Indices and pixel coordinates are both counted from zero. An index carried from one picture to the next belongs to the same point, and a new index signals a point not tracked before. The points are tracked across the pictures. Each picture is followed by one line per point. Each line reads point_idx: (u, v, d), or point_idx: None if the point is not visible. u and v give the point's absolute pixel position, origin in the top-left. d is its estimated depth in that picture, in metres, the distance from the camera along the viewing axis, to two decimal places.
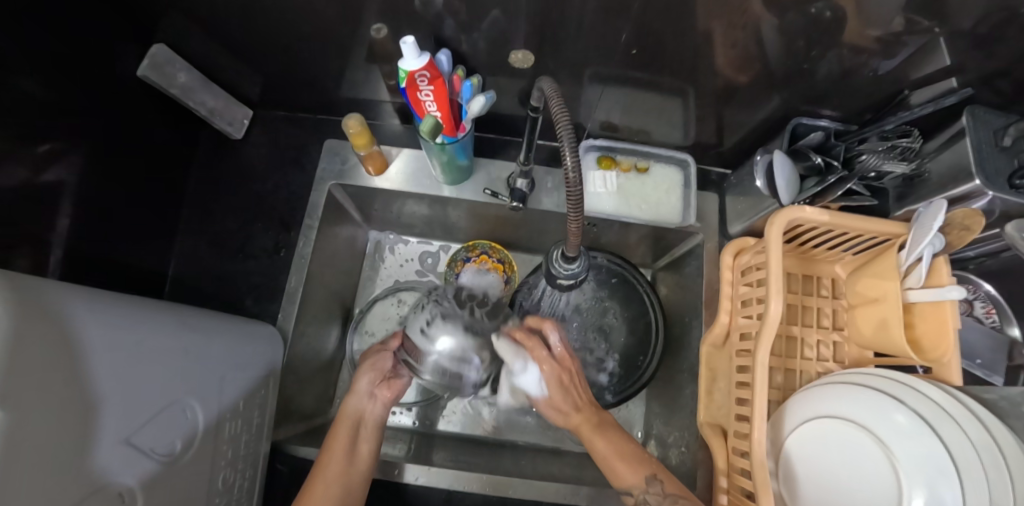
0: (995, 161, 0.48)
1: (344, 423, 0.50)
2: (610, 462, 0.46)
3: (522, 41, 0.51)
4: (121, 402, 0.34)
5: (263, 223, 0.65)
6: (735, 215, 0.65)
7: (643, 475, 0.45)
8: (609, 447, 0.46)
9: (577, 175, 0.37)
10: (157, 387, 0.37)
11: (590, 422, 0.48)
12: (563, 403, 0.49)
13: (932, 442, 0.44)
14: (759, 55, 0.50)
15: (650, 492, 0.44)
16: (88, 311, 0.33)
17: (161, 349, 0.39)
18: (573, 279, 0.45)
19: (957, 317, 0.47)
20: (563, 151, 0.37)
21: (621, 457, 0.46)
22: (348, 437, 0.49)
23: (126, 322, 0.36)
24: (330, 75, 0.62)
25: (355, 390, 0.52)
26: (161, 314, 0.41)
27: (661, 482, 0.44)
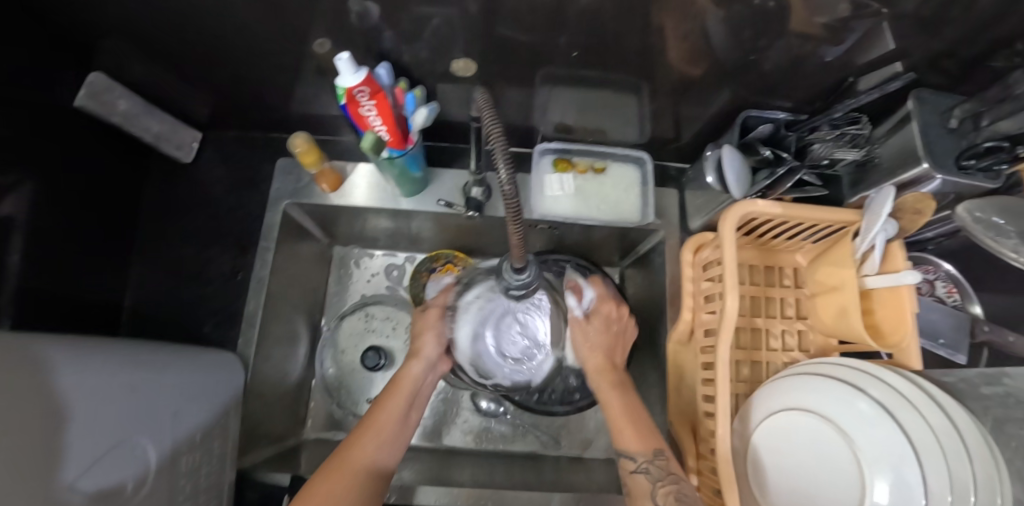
0: (943, 143, 0.49)
1: (402, 385, 0.54)
2: (619, 420, 0.51)
3: (463, 51, 0.51)
4: (86, 437, 0.34)
5: (219, 247, 0.64)
6: (695, 210, 0.65)
7: (651, 448, 0.48)
8: (622, 405, 0.52)
9: (513, 187, 0.35)
10: (101, 429, 0.36)
11: (610, 377, 0.55)
12: (598, 353, 0.57)
13: (890, 429, 0.44)
14: (708, 48, 0.49)
15: (653, 463, 0.47)
16: (71, 361, 0.36)
17: (99, 391, 0.37)
18: (525, 289, 0.44)
19: (914, 300, 0.47)
20: (497, 162, 0.34)
21: (634, 420, 0.50)
22: (404, 398, 0.53)
23: (104, 371, 0.39)
24: (277, 93, 0.61)
25: (419, 351, 0.56)
26: (140, 362, 0.43)
27: (655, 467, 0.47)
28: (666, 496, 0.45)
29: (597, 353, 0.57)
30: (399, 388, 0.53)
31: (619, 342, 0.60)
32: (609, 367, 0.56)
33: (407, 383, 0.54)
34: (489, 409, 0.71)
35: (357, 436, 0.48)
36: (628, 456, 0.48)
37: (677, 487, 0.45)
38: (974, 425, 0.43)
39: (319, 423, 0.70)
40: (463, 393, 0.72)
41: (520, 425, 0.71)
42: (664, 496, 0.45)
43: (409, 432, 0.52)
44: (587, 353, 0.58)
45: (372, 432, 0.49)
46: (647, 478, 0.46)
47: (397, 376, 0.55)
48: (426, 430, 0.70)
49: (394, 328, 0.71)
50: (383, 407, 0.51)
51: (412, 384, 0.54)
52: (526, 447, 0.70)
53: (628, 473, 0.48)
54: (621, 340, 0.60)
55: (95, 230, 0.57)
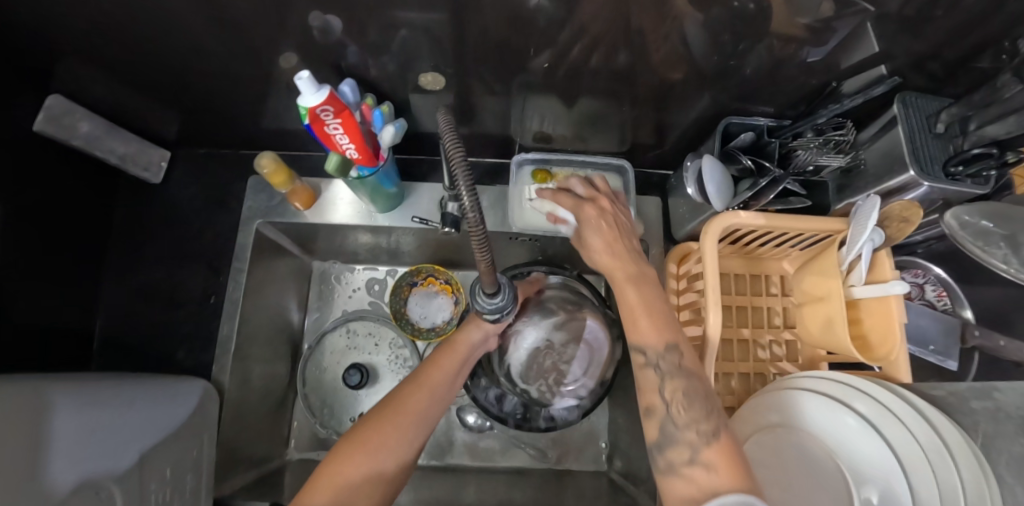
0: (931, 148, 0.47)
1: (458, 349, 0.53)
2: (633, 310, 0.43)
3: (431, 63, 0.50)
4: (71, 461, 0.38)
5: (191, 269, 0.62)
6: (679, 219, 0.63)
7: (666, 341, 0.40)
8: (639, 300, 0.43)
9: (478, 216, 0.31)
10: (81, 454, 0.39)
11: (620, 263, 0.45)
12: (603, 250, 0.46)
13: (876, 445, 0.43)
14: (686, 53, 0.47)
15: (664, 358, 0.40)
16: (77, 401, 0.43)
17: (83, 426, 0.41)
18: (498, 313, 0.42)
19: (902, 311, 0.46)
20: (459, 189, 0.30)
21: (652, 314, 0.42)
22: (457, 361, 0.52)
23: (106, 405, 0.44)
24: (245, 109, 0.59)
25: (479, 319, 0.55)
26: (145, 395, 0.48)
27: (666, 362, 0.40)
28: (674, 394, 0.39)
29: (602, 251, 0.47)
30: (455, 349, 0.53)
31: (621, 230, 0.48)
32: (621, 257, 0.46)
33: (459, 348, 0.53)
34: (476, 424, 0.70)
35: (408, 389, 0.48)
36: (638, 351, 0.41)
37: (688, 383, 0.39)
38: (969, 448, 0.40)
39: (304, 443, 0.69)
40: (451, 408, 0.71)
41: (509, 437, 0.70)
42: (671, 392, 0.39)
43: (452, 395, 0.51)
44: (592, 253, 0.48)
45: (426, 388, 0.48)
46: (655, 374, 0.40)
47: (454, 339, 0.54)
48: (431, 449, 0.69)
49: (376, 344, 0.70)
50: (437, 366, 0.51)
51: (468, 351, 0.54)
52: (515, 460, 0.70)
53: (637, 368, 0.41)
54: (625, 229, 0.48)
55: (60, 258, 0.55)
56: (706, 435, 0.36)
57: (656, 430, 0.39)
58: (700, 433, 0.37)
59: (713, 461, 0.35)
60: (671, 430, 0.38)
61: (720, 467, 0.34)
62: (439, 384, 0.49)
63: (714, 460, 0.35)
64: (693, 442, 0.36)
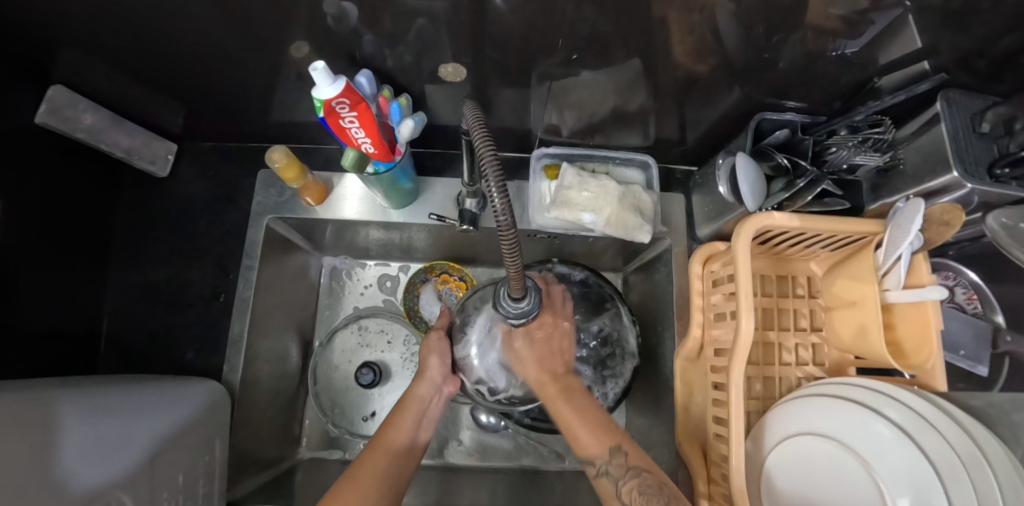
0: (974, 149, 0.45)
1: (409, 406, 0.47)
2: (572, 428, 0.43)
3: (451, 53, 0.47)
4: (75, 468, 0.35)
5: (199, 267, 0.61)
6: (703, 218, 0.61)
7: (608, 445, 0.42)
8: (573, 415, 0.43)
9: (510, 216, 0.28)
10: (93, 461, 0.36)
11: (556, 383, 0.45)
12: (531, 366, 0.45)
13: (912, 455, 0.41)
14: (717, 46, 0.45)
15: (612, 463, 0.41)
16: (76, 404, 0.39)
17: (86, 431, 0.38)
18: (524, 318, 0.40)
19: (939, 318, 0.45)
20: (488, 189, 0.27)
21: (587, 424, 0.43)
22: (416, 415, 0.47)
23: (106, 413, 0.41)
24: (252, 100, 0.56)
25: (424, 371, 0.49)
26: (143, 401, 0.45)
27: (614, 466, 0.41)
28: (631, 494, 0.39)
29: (531, 366, 0.46)
30: (407, 408, 0.47)
31: (553, 346, 0.47)
32: (546, 373, 0.45)
33: (417, 403, 0.48)
34: (489, 423, 0.68)
35: (368, 456, 0.43)
36: (587, 461, 0.43)
37: (641, 479, 0.39)
38: (1011, 465, 0.40)
39: (315, 442, 0.67)
40: (463, 408, 0.70)
41: (522, 436, 0.68)
42: (627, 493, 0.39)
43: (416, 456, 0.46)
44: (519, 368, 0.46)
45: (383, 455, 0.43)
46: (608, 482, 0.41)
47: (403, 397, 0.48)
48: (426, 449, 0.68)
49: (389, 342, 0.68)
50: (396, 421, 0.46)
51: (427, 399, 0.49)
52: (529, 460, 0.68)
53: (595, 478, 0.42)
54: (553, 342, 0.47)
55: (63, 257, 0.53)
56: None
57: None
58: None
59: None
60: None
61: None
62: (402, 449, 0.45)
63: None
64: None
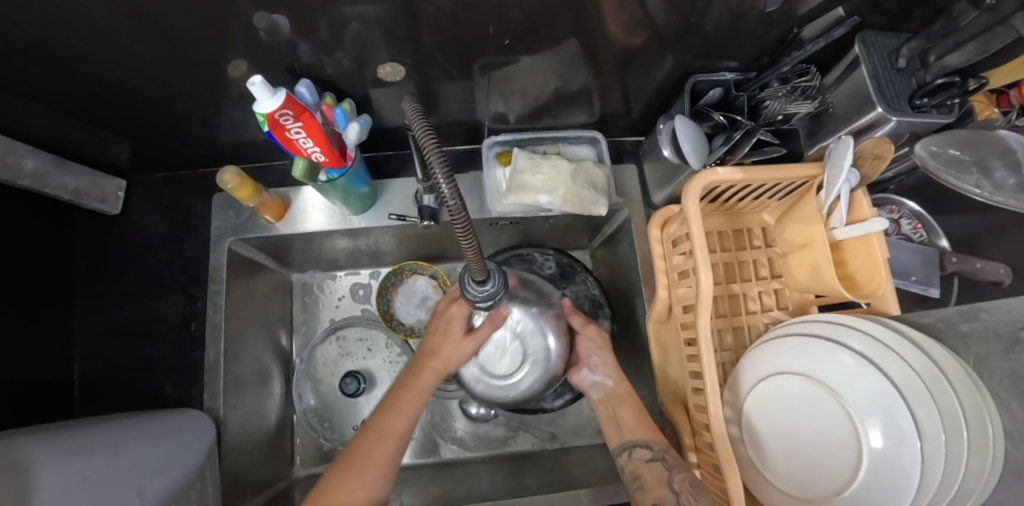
0: (895, 84, 0.48)
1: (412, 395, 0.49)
2: (627, 424, 0.51)
3: (388, 54, 0.47)
4: (60, 499, 0.35)
5: (166, 298, 0.60)
6: (656, 184, 0.63)
7: (661, 441, 0.49)
8: (633, 414, 0.51)
9: (461, 206, 0.28)
10: (77, 495, 0.36)
11: (629, 393, 0.54)
12: (610, 368, 0.55)
13: (877, 379, 0.44)
14: (647, 19, 0.46)
15: (667, 452, 0.47)
16: (47, 447, 0.39)
17: (65, 469, 0.37)
18: (490, 301, 0.41)
19: (884, 247, 0.47)
20: (435, 179, 0.27)
21: (643, 420, 0.51)
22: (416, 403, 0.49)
23: (84, 454, 0.40)
24: (196, 125, 0.56)
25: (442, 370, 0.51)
26: (119, 440, 0.44)
27: (671, 455, 0.47)
28: (681, 484, 0.43)
29: (606, 366, 0.55)
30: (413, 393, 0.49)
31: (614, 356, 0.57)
32: (621, 382, 0.54)
33: (416, 395, 0.49)
34: (479, 414, 0.69)
35: (367, 439, 0.45)
36: (647, 445, 0.48)
37: (691, 474, 0.44)
38: (964, 371, 0.42)
39: (309, 458, 0.67)
40: (452, 401, 0.70)
41: (513, 421, 0.69)
42: (679, 481, 0.43)
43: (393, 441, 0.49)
44: (598, 367, 0.56)
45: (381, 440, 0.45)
46: (663, 466, 0.46)
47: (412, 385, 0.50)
48: (423, 447, 0.68)
49: (370, 348, 0.68)
50: (397, 413, 0.47)
51: (426, 390, 0.50)
52: (520, 446, 0.69)
53: (643, 463, 0.47)
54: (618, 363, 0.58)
55: (28, 305, 0.53)
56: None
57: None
58: None
59: None
60: None
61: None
62: (403, 433, 0.47)
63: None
64: None
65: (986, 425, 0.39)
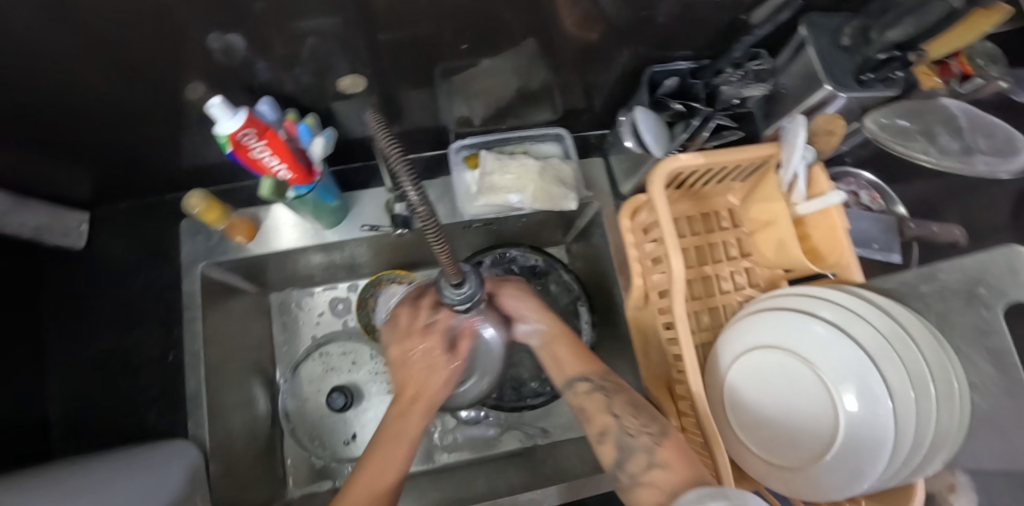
0: (841, 61, 0.50)
1: (400, 442, 0.44)
2: (563, 360, 0.52)
3: (348, 65, 0.47)
4: None
5: (142, 329, 0.59)
6: (623, 174, 0.64)
7: (597, 369, 0.50)
8: (567, 351, 0.52)
9: (429, 211, 0.29)
10: None
11: (563, 337, 0.53)
12: (538, 310, 0.54)
13: (851, 347, 0.46)
14: (602, 15, 0.46)
15: (607, 380, 0.49)
16: (26, 495, 0.38)
17: None
18: (469, 302, 0.42)
19: (843, 218, 0.49)
20: (404, 189, 0.28)
21: (577, 355, 0.51)
22: (407, 449, 0.45)
23: (66, 496, 0.39)
24: (156, 151, 0.55)
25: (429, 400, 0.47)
26: (102, 479, 0.43)
27: (610, 383, 0.49)
28: (622, 407, 0.46)
29: (534, 310, 0.54)
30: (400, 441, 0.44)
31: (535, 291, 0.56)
32: (552, 322, 0.54)
33: (406, 440, 0.45)
34: (470, 417, 0.69)
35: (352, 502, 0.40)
36: (583, 378, 0.49)
37: (630, 395, 0.47)
38: (931, 336, 0.45)
39: (303, 477, 0.67)
40: None
41: (504, 420, 0.70)
42: (620, 403, 0.47)
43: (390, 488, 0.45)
44: (528, 314, 0.54)
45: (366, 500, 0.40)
46: (603, 394, 0.48)
47: (396, 432, 0.45)
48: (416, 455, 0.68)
49: (354, 362, 0.68)
50: (385, 467, 0.43)
51: (414, 433, 0.45)
52: (513, 444, 0.69)
53: (583, 395, 0.48)
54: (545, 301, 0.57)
55: None
56: (657, 438, 0.43)
57: (614, 449, 0.45)
58: (653, 436, 0.43)
59: (667, 460, 0.41)
60: (627, 440, 0.44)
61: (674, 464, 0.41)
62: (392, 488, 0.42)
63: (668, 458, 0.41)
64: (648, 446, 0.43)
65: (952, 382, 0.43)
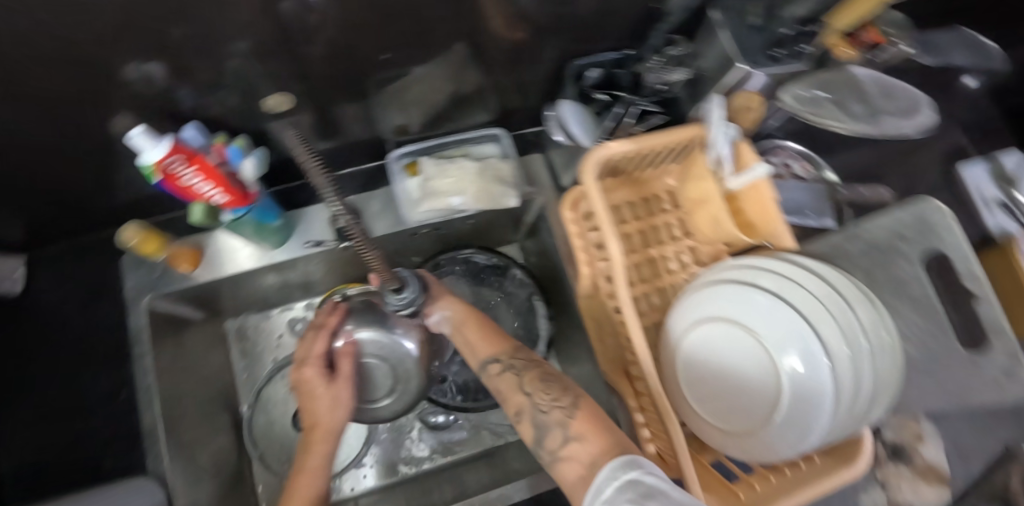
0: (752, 40, 0.51)
1: (307, 474, 0.44)
2: (471, 343, 0.52)
3: (273, 85, 0.47)
4: None
5: (92, 370, 0.58)
6: (564, 167, 0.66)
7: (502, 350, 0.51)
8: (477, 334, 0.52)
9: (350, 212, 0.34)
10: None
11: (471, 321, 0.53)
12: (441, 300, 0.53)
13: (791, 313, 0.48)
14: (522, 15, 0.47)
15: (515, 359, 0.49)
16: None
17: None
18: (411, 306, 0.43)
19: (770, 189, 0.51)
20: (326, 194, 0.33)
21: (483, 336, 0.52)
22: (318, 479, 0.44)
23: None
24: (87, 188, 0.54)
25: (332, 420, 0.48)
26: None
27: (518, 362, 0.49)
28: (532, 384, 0.47)
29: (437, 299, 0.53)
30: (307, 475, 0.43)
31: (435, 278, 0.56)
32: (456, 309, 0.53)
33: (313, 472, 0.44)
34: (441, 423, 0.69)
35: None
36: (493, 359, 0.50)
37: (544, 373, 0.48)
38: (863, 294, 0.47)
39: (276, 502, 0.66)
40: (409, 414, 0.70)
41: (474, 422, 0.70)
42: (530, 381, 0.47)
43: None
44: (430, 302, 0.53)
45: None
46: (512, 373, 0.48)
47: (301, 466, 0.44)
48: (390, 467, 0.68)
49: None
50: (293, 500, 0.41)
51: (320, 462, 0.45)
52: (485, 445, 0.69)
53: (496, 377, 0.49)
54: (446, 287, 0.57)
55: None
56: (569, 411, 0.43)
57: (532, 426, 0.44)
58: (564, 409, 0.43)
59: (582, 432, 0.41)
60: (541, 418, 0.44)
61: (590, 436, 0.40)
62: None
63: (583, 430, 0.41)
64: (561, 421, 0.42)
65: (884, 335, 0.46)
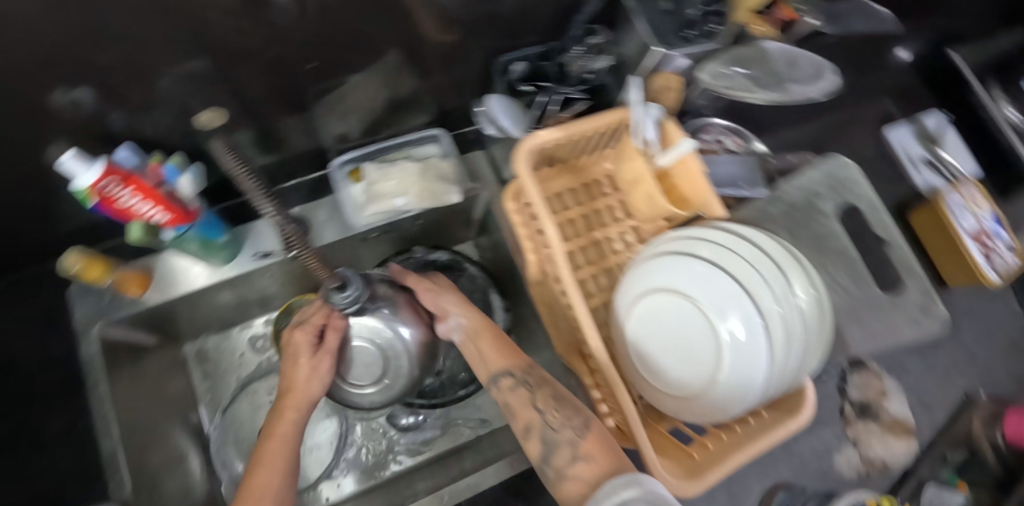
0: (667, 23, 0.54)
1: (277, 441, 0.44)
2: (482, 353, 0.54)
3: (206, 102, 0.48)
4: None
5: (47, 402, 0.58)
6: (505, 161, 0.68)
7: (516, 362, 0.53)
8: (487, 342, 0.55)
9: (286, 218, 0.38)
10: None
11: (485, 326, 0.56)
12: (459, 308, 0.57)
13: (723, 276, 0.50)
14: (449, 16, 0.49)
15: (529, 375, 0.51)
16: None
17: None
18: (354, 303, 0.44)
19: (697, 164, 0.54)
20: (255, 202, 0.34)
21: (496, 348, 0.54)
22: (288, 454, 0.44)
23: None
24: (25, 221, 0.54)
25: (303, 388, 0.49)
26: None
27: (532, 378, 0.51)
28: (544, 401, 0.49)
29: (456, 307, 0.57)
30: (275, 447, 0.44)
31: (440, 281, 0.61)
32: (473, 317, 0.57)
33: (281, 442, 0.45)
34: (410, 423, 0.70)
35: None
36: (506, 372, 0.51)
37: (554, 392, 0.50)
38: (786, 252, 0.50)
39: None
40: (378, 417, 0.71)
41: (443, 418, 0.71)
42: (543, 400, 0.49)
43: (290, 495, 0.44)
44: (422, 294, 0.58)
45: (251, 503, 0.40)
46: (526, 388, 0.50)
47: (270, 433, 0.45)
48: (364, 472, 0.68)
49: None
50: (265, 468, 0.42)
51: (287, 431, 0.46)
52: (456, 440, 0.71)
53: (508, 390, 0.50)
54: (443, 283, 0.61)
55: None
56: (581, 431, 0.45)
57: (539, 444, 0.46)
58: (579, 428, 0.45)
59: (592, 452, 0.43)
60: (550, 435, 0.46)
61: (598, 456, 0.43)
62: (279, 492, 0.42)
63: (593, 450, 0.43)
64: (572, 439, 0.45)
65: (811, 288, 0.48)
